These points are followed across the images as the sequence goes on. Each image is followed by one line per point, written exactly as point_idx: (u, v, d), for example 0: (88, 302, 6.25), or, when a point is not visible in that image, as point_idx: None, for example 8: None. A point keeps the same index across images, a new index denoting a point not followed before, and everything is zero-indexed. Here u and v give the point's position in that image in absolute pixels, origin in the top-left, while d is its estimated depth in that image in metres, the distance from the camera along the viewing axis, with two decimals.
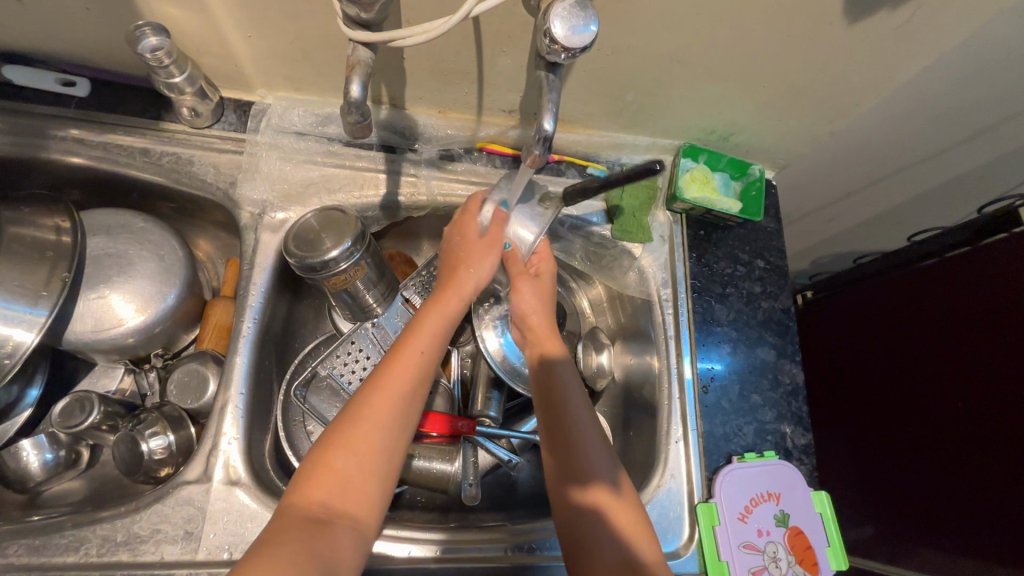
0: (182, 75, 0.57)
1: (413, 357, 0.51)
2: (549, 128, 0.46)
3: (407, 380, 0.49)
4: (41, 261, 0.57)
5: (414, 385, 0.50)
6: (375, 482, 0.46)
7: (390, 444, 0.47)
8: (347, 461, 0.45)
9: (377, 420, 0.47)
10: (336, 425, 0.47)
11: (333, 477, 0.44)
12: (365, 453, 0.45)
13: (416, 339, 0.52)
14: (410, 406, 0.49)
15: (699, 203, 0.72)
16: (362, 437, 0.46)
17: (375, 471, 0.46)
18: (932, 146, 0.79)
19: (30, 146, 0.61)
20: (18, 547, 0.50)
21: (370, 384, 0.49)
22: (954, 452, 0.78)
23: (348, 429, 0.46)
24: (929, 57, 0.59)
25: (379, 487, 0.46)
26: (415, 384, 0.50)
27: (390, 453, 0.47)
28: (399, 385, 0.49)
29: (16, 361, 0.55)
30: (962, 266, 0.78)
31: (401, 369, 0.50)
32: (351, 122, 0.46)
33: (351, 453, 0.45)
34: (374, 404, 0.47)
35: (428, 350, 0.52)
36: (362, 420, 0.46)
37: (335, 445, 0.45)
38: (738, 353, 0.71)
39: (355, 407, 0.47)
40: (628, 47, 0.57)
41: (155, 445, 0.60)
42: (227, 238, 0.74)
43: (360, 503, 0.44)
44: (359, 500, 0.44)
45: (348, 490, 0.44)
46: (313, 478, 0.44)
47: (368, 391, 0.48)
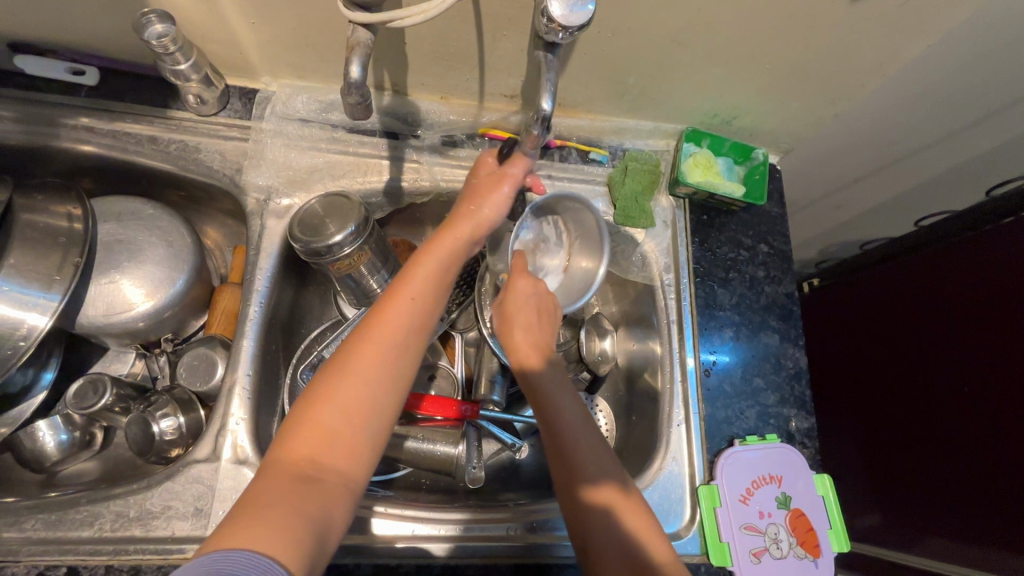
0: (187, 62, 0.58)
1: (401, 311, 0.50)
2: (548, 108, 0.47)
3: (395, 335, 0.49)
4: (54, 246, 0.59)
5: (403, 338, 0.49)
6: (365, 440, 0.45)
7: (381, 400, 0.47)
8: (335, 418, 0.44)
9: (365, 376, 0.46)
10: (321, 382, 0.46)
11: (321, 434, 0.44)
12: (353, 411, 0.45)
13: (404, 292, 0.51)
14: (400, 362, 0.48)
15: (701, 187, 0.72)
16: (350, 393, 0.45)
17: (366, 427, 0.45)
18: (941, 129, 0.78)
19: (42, 134, 0.62)
20: (36, 521, 0.52)
21: (357, 340, 0.48)
22: (961, 437, 0.77)
23: (335, 385, 0.45)
24: (932, 35, 0.59)
25: (371, 443, 0.46)
26: (405, 337, 0.49)
27: (379, 411, 0.46)
28: (386, 339, 0.48)
29: (31, 343, 0.56)
30: (972, 250, 0.77)
31: (391, 323, 0.49)
32: (352, 103, 0.47)
33: (338, 409, 0.44)
34: (362, 359, 0.47)
35: (417, 303, 0.51)
36: (349, 377, 0.46)
37: (322, 401, 0.45)
38: (741, 338, 0.71)
39: (344, 363, 0.47)
40: (627, 29, 0.57)
41: (167, 425, 0.61)
42: (234, 226, 0.76)
43: (350, 460, 0.44)
44: (348, 458, 0.44)
45: (338, 447, 0.44)
46: (299, 435, 0.44)
47: (354, 347, 0.47)
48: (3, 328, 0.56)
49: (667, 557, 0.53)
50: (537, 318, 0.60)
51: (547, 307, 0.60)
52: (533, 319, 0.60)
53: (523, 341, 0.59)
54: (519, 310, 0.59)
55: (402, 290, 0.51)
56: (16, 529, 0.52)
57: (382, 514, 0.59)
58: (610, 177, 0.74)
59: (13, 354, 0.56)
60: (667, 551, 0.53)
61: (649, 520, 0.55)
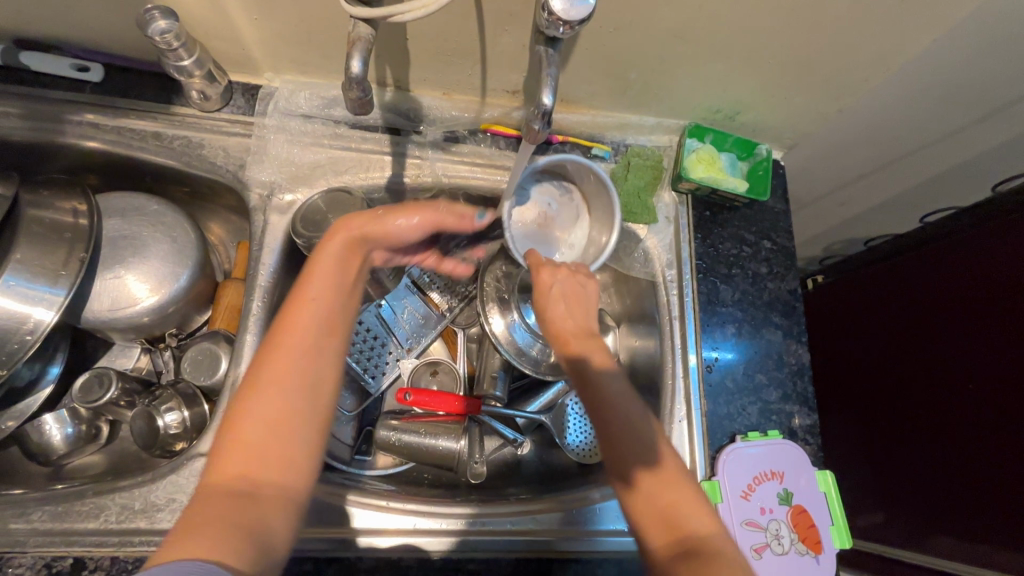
0: (190, 58, 0.58)
1: (308, 311, 0.44)
2: (549, 103, 0.46)
3: (306, 336, 0.44)
4: (59, 241, 0.59)
5: (316, 338, 0.44)
6: (299, 447, 0.41)
7: (304, 403, 0.42)
8: (257, 432, 0.40)
9: (280, 383, 0.42)
10: (235, 399, 0.42)
11: (246, 451, 0.39)
12: (276, 421, 0.41)
13: (311, 290, 0.45)
14: (318, 362, 0.43)
15: (704, 183, 0.72)
16: (267, 403, 0.41)
17: (295, 433, 0.41)
18: (947, 124, 0.77)
19: (47, 130, 0.63)
20: (42, 513, 0.53)
21: (265, 350, 0.43)
22: (965, 434, 0.77)
23: (250, 398, 0.41)
24: (938, 29, 0.58)
25: (307, 448, 0.41)
26: (317, 336, 0.44)
27: (305, 415, 0.42)
28: (297, 343, 0.43)
29: (38, 338, 0.57)
30: (978, 246, 0.76)
31: (298, 325, 0.44)
32: (353, 97, 0.47)
33: (258, 422, 0.40)
34: (274, 368, 0.42)
35: (328, 298, 0.46)
36: (263, 388, 0.41)
37: (240, 417, 0.41)
38: (743, 334, 0.71)
39: (254, 374, 0.42)
40: (630, 23, 0.56)
41: (171, 420, 0.62)
42: (238, 221, 0.76)
43: (284, 470, 0.40)
44: (282, 469, 0.40)
45: (268, 461, 0.40)
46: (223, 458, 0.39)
47: (263, 359, 0.43)
48: (10, 322, 0.56)
49: (715, 530, 0.44)
50: (569, 305, 0.55)
51: (576, 286, 0.56)
52: (566, 305, 0.55)
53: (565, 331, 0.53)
54: (548, 300, 0.54)
55: (308, 289, 0.46)
56: (23, 521, 0.52)
57: (364, 505, 0.59)
58: (612, 173, 0.73)
59: (20, 348, 0.56)
60: (714, 522, 0.44)
61: (694, 489, 0.46)
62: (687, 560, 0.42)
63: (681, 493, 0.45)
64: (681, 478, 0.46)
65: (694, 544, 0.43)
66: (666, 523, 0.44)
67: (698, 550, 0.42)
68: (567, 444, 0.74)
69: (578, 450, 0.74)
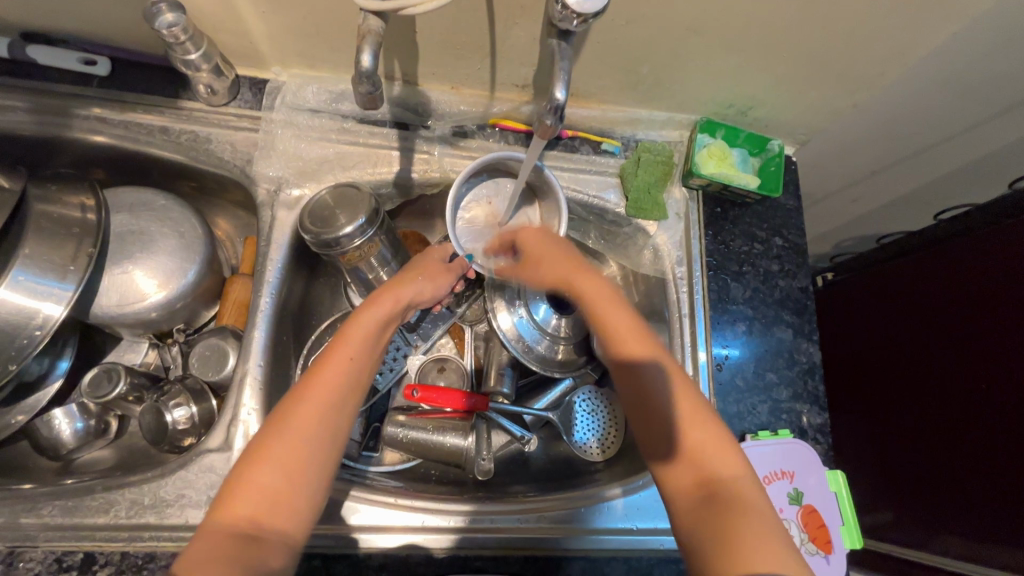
0: (198, 52, 0.58)
1: (342, 369, 0.50)
2: (561, 98, 0.46)
3: (333, 393, 0.48)
4: (68, 236, 0.59)
5: (340, 398, 0.49)
6: (306, 498, 0.45)
7: (321, 458, 0.46)
8: (274, 478, 0.44)
9: (303, 435, 0.46)
10: (257, 440, 0.46)
11: (261, 494, 0.43)
12: (293, 471, 0.45)
13: (343, 350, 0.51)
14: (341, 418, 0.48)
15: (715, 179, 0.71)
16: (289, 453, 0.45)
17: (306, 483, 0.45)
18: (964, 119, 0.76)
19: (54, 125, 0.63)
20: (53, 508, 0.53)
21: (293, 400, 0.48)
22: (976, 433, 0.76)
23: (273, 444, 0.45)
24: (958, 22, 0.57)
25: (313, 499, 0.46)
26: (343, 397, 0.49)
27: (320, 467, 0.46)
28: (327, 396, 0.48)
29: (47, 333, 0.57)
30: (992, 244, 0.75)
31: (329, 380, 0.49)
32: (362, 92, 0.46)
33: (277, 468, 0.44)
34: (301, 418, 0.46)
35: (357, 360, 0.51)
36: (286, 439, 0.45)
37: (259, 460, 0.44)
38: (754, 332, 0.70)
39: (280, 419, 0.46)
40: (642, 16, 0.55)
41: (179, 415, 0.62)
42: (245, 216, 0.76)
43: (291, 517, 0.44)
44: (288, 515, 0.44)
45: (278, 507, 0.44)
46: (238, 496, 0.43)
47: (289, 407, 0.47)
48: (19, 317, 0.56)
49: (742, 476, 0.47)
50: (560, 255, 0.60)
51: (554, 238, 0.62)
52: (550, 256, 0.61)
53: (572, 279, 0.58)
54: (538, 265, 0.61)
55: (340, 348, 0.51)
56: (34, 515, 0.53)
57: (370, 501, 0.59)
58: (622, 168, 0.73)
59: (29, 343, 0.56)
60: (743, 468, 0.48)
61: (723, 436, 0.49)
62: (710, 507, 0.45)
63: (714, 438, 0.49)
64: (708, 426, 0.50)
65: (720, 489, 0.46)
66: (697, 468, 0.48)
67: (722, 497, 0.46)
68: (574, 441, 0.73)
69: (585, 447, 0.74)
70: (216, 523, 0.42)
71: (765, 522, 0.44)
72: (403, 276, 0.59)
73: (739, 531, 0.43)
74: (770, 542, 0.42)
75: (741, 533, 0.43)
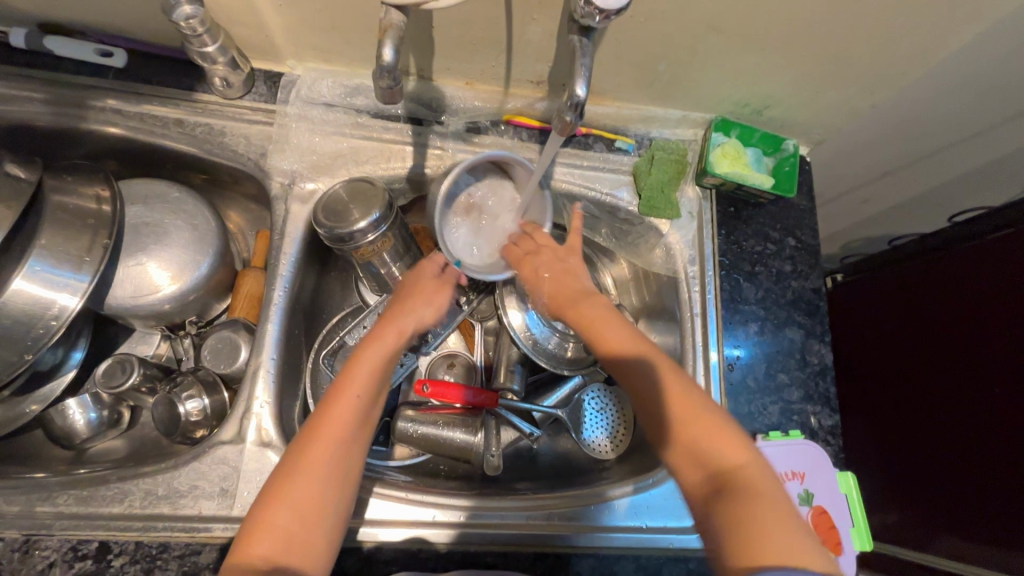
0: (214, 44, 0.58)
1: (349, 407, 0.49)
2: (582, 94, 0.46)
3: (341, 431, 0.48)
4: (83, 228, 0.60)
5: (350, 437, 0.48)
6: (323, 536, 0.45)
7: (333, 498, 0.46)
8: (288, 519, 0.44)
9: (314, 476, 0.46)
10: (272, 482, 0.46)
11: (279, 534, 0.44)
12: (308, 512, 0.45)
13: (349, 387, 0.50)
14: (351, 456, 0.48)
15: (730, 178, 0.70)
16: (304, 495, 0.45)
17: (323, 522, 0.46)
18: (982, 120, 0.75)
19: (70, 116, 0.63)
20: (67, 497, 0.53)
21: (302, 443, 0.47)
22: (987, 436, 0.75)
23: (287, 485, 0.45)
24: (982, 22, 0.56)
25: (330, 536, 0.46)
26: (353, 434, 0.48)
27: (335, 505, 0.46)
28: (336, 435, 0.47)
29: (63, 324, 0.57)
30: (1006, 246, 0.74)
31: (337, 420, 0.48)
32: (383, 87, 0.46)
33: (292, 508, 0.45)
34: (311, 461, 0.46)
35: (365, 397, 0.50)
36: (298, 479, 0.45)
37: (275, 502, 0.45)
38: (766, 333, 0.70)
39: (293, 460, 0.46)
40: (660, 13, 0.55)
41: (192, 407, 0.62)
42: (257, 210, 0.76)
43: (307, 556, 0.44)
44: (306, 554, 0.44)
45: (293, 546, 0.44)
46: (255, 539, 0.44)
47: (299, 450, 0.47)
48: (35, 308, 0.56)
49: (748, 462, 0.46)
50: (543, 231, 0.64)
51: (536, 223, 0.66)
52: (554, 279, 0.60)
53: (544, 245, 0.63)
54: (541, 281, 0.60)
55: (344, 386, 0.50)
56: (49, 504, 0.53)
57: (382, 495, 0.59)
58: (636, 166, 0.73)
59: (45, 333, 0.57)
60: (751, 454, 0.47)
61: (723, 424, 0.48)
62: (722, 500, 0.45)
63: (714, 423, 0.48)
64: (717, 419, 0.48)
65: (732, 478, 0.46)
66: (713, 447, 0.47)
67: (737, 492, 0.44)
68: (583, 439, 0.74)
69: (593, 444, 0.74)
70: (237, 563, 0.43)
71: (780, 510, 0.43)
72: (407, 301, 0.57)
73: (761, 523, 0.42)
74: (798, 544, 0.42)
75: (762, 526, 0.42)
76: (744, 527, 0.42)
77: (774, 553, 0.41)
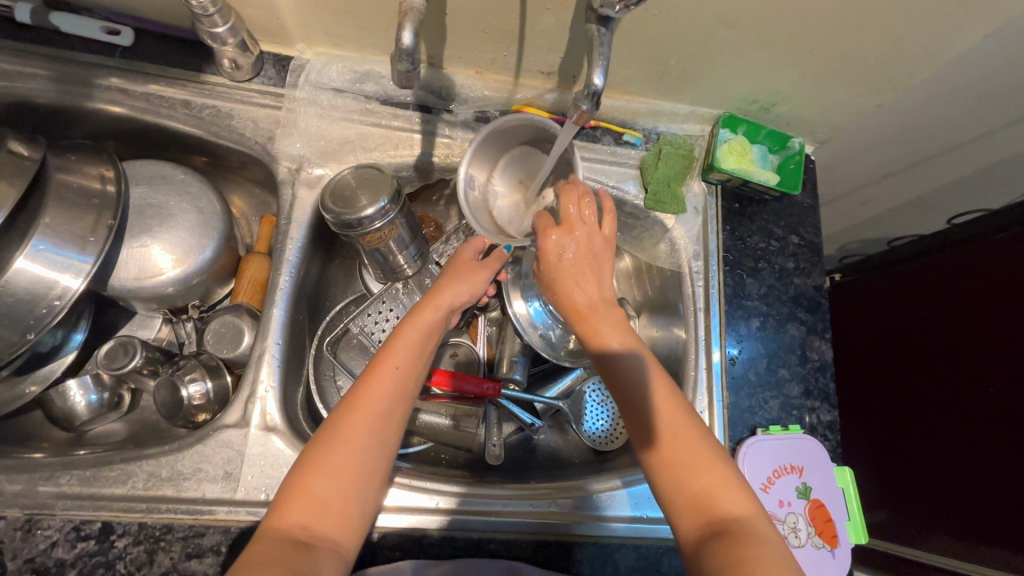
0: (225, 25, 0.57)
1: (388, 381, 0.49)
2: (600, 83, 0.45)
3: (381, 406, 0.48)
4: (88, 207, 0.59)
5: (390, 411, 0.48)
6: (357, 508, 0.45)
7: (371, 471, 0.46)
8: (324, 487, 0.44)
9: (355, 448, 0.46)
10: (309, 452, 0.46)
11: (314, 503, 0.44)
12: (345, 479, 0.45)
13: (392, 365, 0.50)
14: (388, 432, 0.48)
15: (736, 174, 0.71)
16: (341, 464, 0.45)
17: (358, 496, 0.45)
18: (983, 124, 0.76)
19: (74, 94, 0.62)
20: (70, 477, 0.53)
21: (339, 415, 0.47)
22: (975, 436, 0.77)
23: (325, 453, 0.45)
24: (990, 25, 0.57)
25: (363, 511, 0.46)
26: (390, 408, 0.48)
27: (369, 480, 0.46)
28: (375, 408, 0.48)
29: (66, 304, 0.57)
30: (999, 251, 0.76)
31: (377, 392, 0.48)
32: (400, 69, 0.46)
33: (328, 476, 0.44)
34: (350, 432, 0.46)
35: (403, 373, 0.50)
36: (336, 450, 0.45)
37: (311, 472, 0.44)
38: (768, 328, 0.71)
39: (331, 431, 0.46)
40: (674, 7, 0.55)
41: (195, 390, 0.62)
42: (262, 195, 0.76)
43: (344, 526, 0.44)
44: (339, 524, 0.44)
45: (329, 516, 0.44)
46: (290, 506, 0.43)
47: (338, 422, 0.47)
48: (38, 287, 0.56)
49: (752, 511, 0.45)
50: (588, 261, 0.54)
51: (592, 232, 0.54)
52: (579, 275, 0.54)
53: (577, 255, 0.54)
54: (560, 266, 0.54)
55: (387, 364, 0.50)
56: (50, 484, 0.53)
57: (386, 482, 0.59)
58: (643, 160, 0.73)
59: (48, 313, 0.56)
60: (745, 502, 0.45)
61: (732, 475, 0.47)
62: (712, 535, 0.43)
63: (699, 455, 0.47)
64: (713, 461, 0.47)
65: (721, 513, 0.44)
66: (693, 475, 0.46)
67: (733, 530, 0.43)
68: (584, 430, 0.74)
69: (595, 437, 0.74)
70: (271, 532, 0.42)
71: (773, 554, 0.41)
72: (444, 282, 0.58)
73: (749, 551, 0.41)
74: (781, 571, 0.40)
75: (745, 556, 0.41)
76: (721, 546, 0.42)
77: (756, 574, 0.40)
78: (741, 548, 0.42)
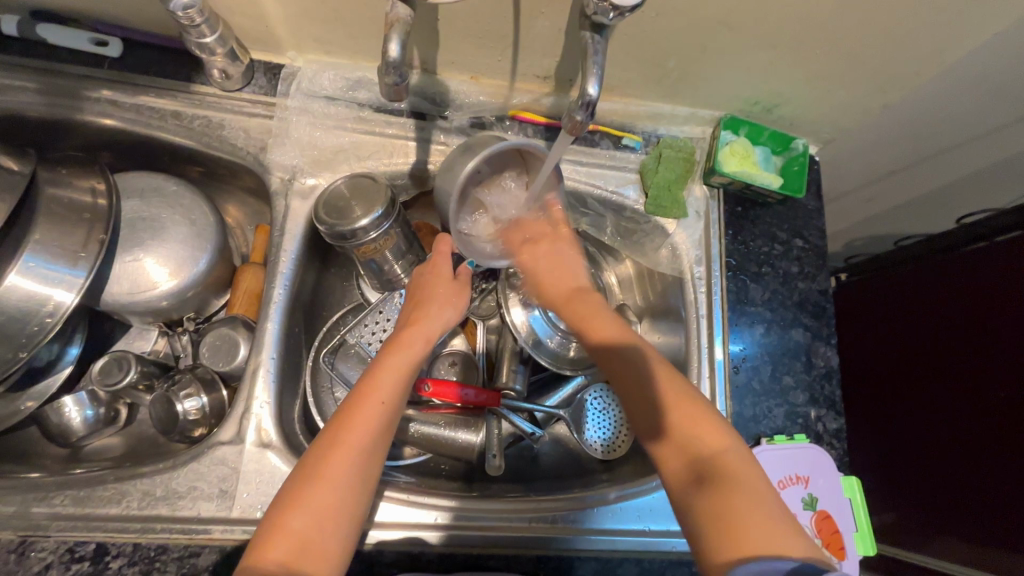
0: (213, 35, 0.56)
1: (372, 412, 0.48)
2: (594, 93, 0.45)
3: (363, 438, 0.47)
4: (79, 222, 0.58)
5: (373, 444, 0.47)
6: (339, 542, 0.44)
7: (355, 503, 0.46)
8: (305, 522, 0.43)
9: (335, 479, 0.45)
10: (290, 486, 0.45)
11: (294, 540, 0.43)
12: (325, 516, 0.44)
13: (375, 394, 0.49)
14: (372, 461, 0.47)
15: (737, 177, 0.69)
16: (321, 500, 0.44)
17: (339, 529, 0.44)
18: (991, 121, 0.74)
19: (64, 106, 0.61)
20: (64, 498, 0.52)
21: (321, 445, 0.47)
22: (981, 442, 0.76)
23: (306, 488, 0.44)
24: (1001, 22, 0.55)
25: (346, 545, 0.45)
26: (373, 441, 0.47)
27: (352, 514, 0.45)
28: (358, 442, 0.47)
29: (58, 321, 0.56)
30: (1008, 253, 0.74)
31: (359, 423, 0.47)
32: (388, 83, 0.45)
33: (308, 513, 0.44)
34: (331, 465, 0.45)
35: (388, 405, 0.49)
36: (318, 484, 0.45)
37: (291, 508, 0.44)
38: (772, 334, 0.69)
39: (313, 464, 0.45)
40: (673, 8, 0.54)
41: (190, 406, 0.61)
42: (256, 204, 0.74)
43: (325, 561, 0.43)
44: (320, 561, 0.43)
45: (310, 552, 0.43)
46: (270, 542, 0.42)
47: (319, 454, 0.46)
48: (30, 303, 0.55)
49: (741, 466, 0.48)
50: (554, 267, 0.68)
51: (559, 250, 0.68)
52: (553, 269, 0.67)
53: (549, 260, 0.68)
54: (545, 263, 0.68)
55: (372, 391, 0.49)
56: (44, 505, 0.52)
57: (388, 498, 0.58)
58: (643, 164, 0.71)
59: (40, 330, 0.55)
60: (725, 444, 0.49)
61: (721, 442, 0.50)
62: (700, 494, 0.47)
63: (690, 420, 0.51)
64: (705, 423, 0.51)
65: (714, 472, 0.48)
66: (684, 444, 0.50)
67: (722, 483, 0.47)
68: (585, 439, 0.73)
69: (597, 445, 0.73)
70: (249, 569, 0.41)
71: (761, 512, 0.45)
72: (427, 309, 0.58)
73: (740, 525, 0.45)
74: (771, 528, 0.44)
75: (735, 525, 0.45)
76: (730, 529, 0.45)
77: (750, 535, 0.44)
78: (747, 544, 0.44)
